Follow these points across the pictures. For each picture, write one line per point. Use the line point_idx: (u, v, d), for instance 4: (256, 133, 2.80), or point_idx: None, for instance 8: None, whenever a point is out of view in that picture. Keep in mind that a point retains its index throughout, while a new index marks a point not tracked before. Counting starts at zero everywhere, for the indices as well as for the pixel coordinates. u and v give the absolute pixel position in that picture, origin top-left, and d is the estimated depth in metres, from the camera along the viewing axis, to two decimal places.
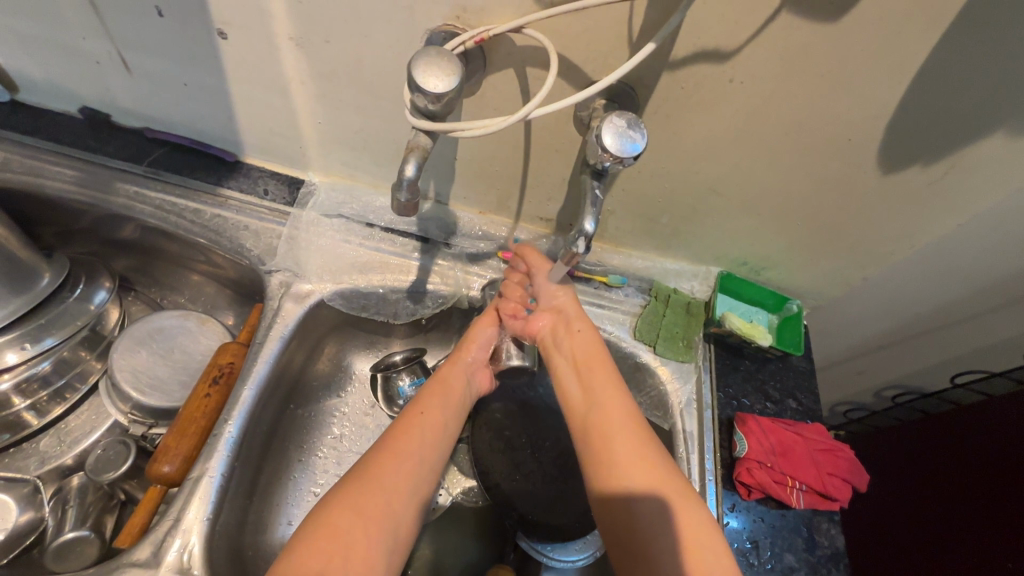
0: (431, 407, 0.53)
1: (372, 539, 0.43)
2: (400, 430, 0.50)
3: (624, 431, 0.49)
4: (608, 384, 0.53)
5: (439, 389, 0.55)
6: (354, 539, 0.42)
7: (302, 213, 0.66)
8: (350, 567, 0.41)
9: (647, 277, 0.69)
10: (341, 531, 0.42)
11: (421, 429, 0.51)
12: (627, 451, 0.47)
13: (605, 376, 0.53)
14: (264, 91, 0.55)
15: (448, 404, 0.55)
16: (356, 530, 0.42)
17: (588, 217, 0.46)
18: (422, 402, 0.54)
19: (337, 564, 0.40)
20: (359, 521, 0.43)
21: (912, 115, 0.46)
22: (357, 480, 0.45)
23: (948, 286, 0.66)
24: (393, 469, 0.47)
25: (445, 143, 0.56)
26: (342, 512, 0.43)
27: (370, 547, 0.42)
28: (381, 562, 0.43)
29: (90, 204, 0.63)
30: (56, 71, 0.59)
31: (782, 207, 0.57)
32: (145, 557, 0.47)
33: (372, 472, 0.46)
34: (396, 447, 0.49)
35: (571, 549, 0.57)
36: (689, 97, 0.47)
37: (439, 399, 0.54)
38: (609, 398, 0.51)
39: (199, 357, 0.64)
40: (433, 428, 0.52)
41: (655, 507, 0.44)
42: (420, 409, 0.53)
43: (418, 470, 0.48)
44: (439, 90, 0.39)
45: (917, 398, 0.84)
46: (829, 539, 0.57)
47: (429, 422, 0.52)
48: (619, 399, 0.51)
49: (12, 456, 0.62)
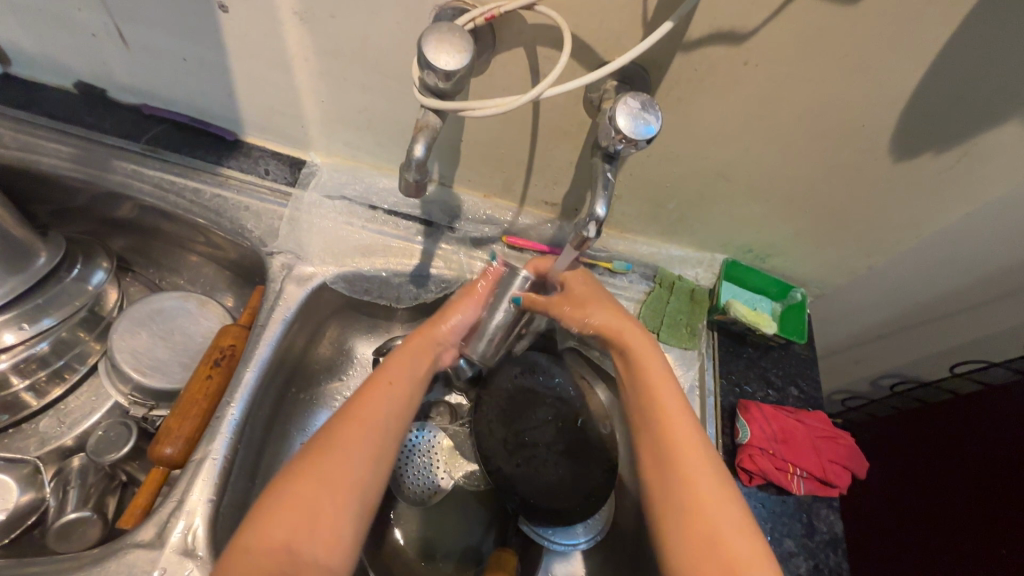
0: (399, 379, 0.51)
1: (339, 507, 0.42)
2: (365, 398, 0.48)
3: (686, 444, 0.47)
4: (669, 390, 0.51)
5: (406, 360, 0.52)
6: (321, 507, 0.41)
7: (303, 194, 0.65)
8: (315, 536, 0.40)
9: (652, 264, 0.69)
10: (306, 500, 0.41)
11: (386, 399, 0.49)
12: (691, 453, 0.47)
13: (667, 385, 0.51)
14: (266, 68, 0.54)
15: (415, 373, 0.52)
16: (321, 498, 0.42)
17: (599, 201, 0.45)
18: (388, 371, 0.51)
19: (303, 531, 0.40)
20: (324, 490, 0.42)
21: (926, 101, 0.46)
22: (320, 451, 0.44)
23: (952, 276, 0.66)
24: (360, 439, 0.45)
25: (453, 124, 0.55)
26: (306, 480, 0.42)
27: (337, 515, 0.42)
28: (349, 531, 0.42)
29: (87, 182, 0.61)
30: (50, 43, 0.57)
31: (792, 193, 0.57)
32: (149, 537, 0.47)
33: (333, 441, 0.45)
34: (361, 414, 0.47)
35: (573, 533, 0.61)
36: (701, 80, 0.46)
37: (408, 367, 0.52)
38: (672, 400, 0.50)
39: (199, 339, 0.63)
40: (399, 401, 0.49)
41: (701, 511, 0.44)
42: (387, 378, 0.51)
43: (386, 440, 0.47)
44: (450, 68, 0.38)
45: (915, 387, 0.85)
46: (827, 524, 0.58)
47: (396, 390, 0.50)
48: (659, 363, 0.53)
49: (12, 436, 0.61)
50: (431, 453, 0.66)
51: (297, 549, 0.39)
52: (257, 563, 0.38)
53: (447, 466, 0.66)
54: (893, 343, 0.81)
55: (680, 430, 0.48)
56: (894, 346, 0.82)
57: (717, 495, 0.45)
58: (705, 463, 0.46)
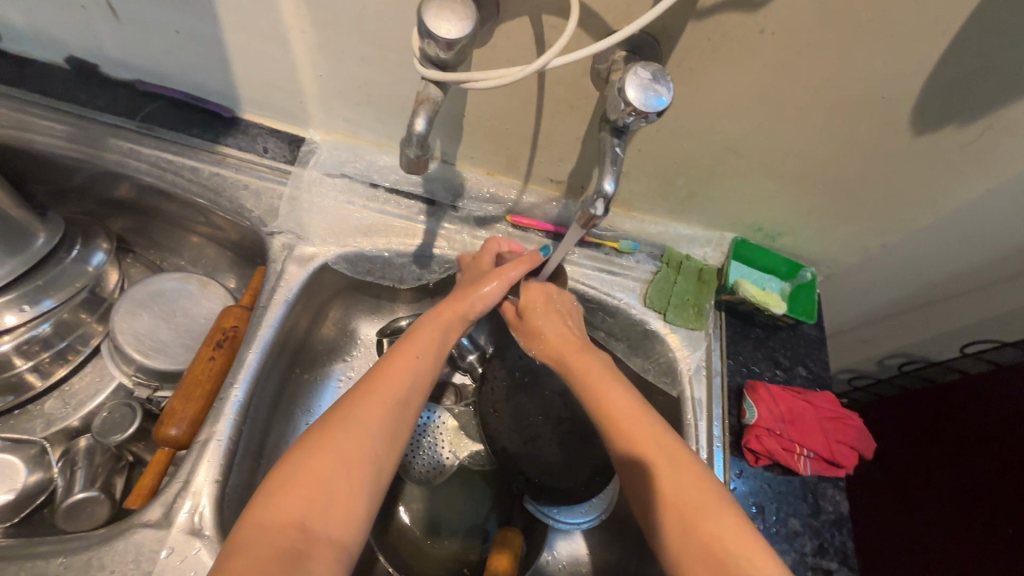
0: (425, 350, 0.49)
1: (357, 488, 0.40)
2: (385, 373, 0.46)
3: (652, 435, 0.45)
4: (615, 385, 0.48)
5: (433, 331, 0.50)
6: (337, 488, 0.39)
7: (303, 172, 0.63)
8: (331, 516, 0.39)
9: (659, 243, 0.67)
10: (324, 480, 0.39)
11: (411, 373, 0.46)
12: (656, 443, 0.45)
13: (615, 380, 0.49)
14: (262, 41, 0.52)
15: (443, 345, 0.50)
16: (339, 478, 0.40)
17: (607, 177, 0.43)
18: (411, 344, 0.49)
19: (319, 512, 0.38)
20: (343, 470, 0.40)
21: (951, 71, 0.44)
22: (341, 422, 0.42)
23: (968, 254, 0.64)
24: (381, 414, 0.43)
25: (455, 97, 0.53)
26: (324, 460, 0.40)
27: (352, 495, 0.40)
28: (366, 510, 0.40)
29: (83, 161, 0.60)
30: (39, 16, 0.55)
31: (805, 170, 0.55)
32: (156, 518, 0.47)
33: (353, 412, 0.43)
34: (381, 390, 0.44)
35: (578, 512, 0.61)
36: (715, 50, 0.44)
37: (434, 339, 0.50)
38: (619, 393, 0.48)
39: (202, 320, 0.63)
40: (424, 377, 0.47)
41: (690, 500, 0.42)
42: (414, 351, 0.48)
43: (406, 418, 0.45)
44: (452, 37, 0.36)
45: (924, 366, 0.84)
46: (833, 504, 0.58)
47: (422, 363, 0.48)
48: (596, 362, 0.51)
49: (19, 417, 0.61)
50: (436, 433, 0.67)
51: (313, 526, 0.38)
52: (272, 537, 0.37)
53: (453, 447, 0.67)
54: (904, 324, 0.80)
55: (640, 421, 0.46)
56: (904, 326, 0.80)
57: (694, 479, 0.43)
58: (678, 454, 0.44)
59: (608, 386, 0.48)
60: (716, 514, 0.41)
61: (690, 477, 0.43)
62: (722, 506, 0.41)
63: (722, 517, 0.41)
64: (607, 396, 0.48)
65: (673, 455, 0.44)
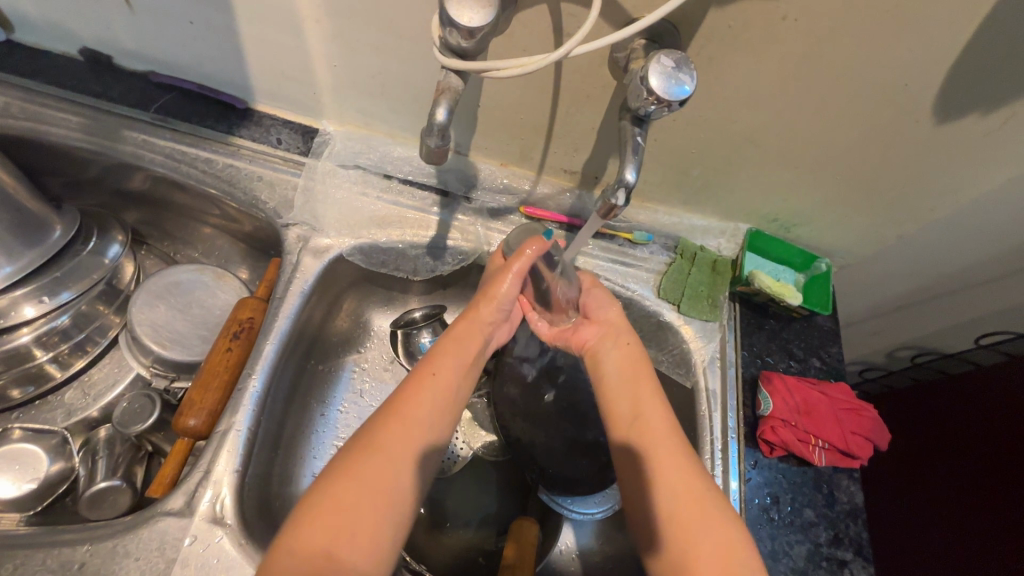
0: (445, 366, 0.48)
1: (381, 514, 0.41)
2: (405, 397, 0.46)
3: (672, 461, 0.46)
4: (654, 400, 0.50)
5: (453, 346, 0.49)
6: (358, 515, 0.40)
7: (317, 163, 0.63)
8: (356, 541, 0.39)
9: (673, 234, 0.67)
10: (346, 508, 0.40)
11: (430, 393, 0.46)
12: (673, 473, 0.46)
13: (651, 389, 0.50)
14: (276, 30, 0.52)
15: (463, 360, 0.49)
16: (362, 505, 0.40)
17: (629, 166, 0.43)
18: (432, 361, 0.48)
19: (343, 538, 0.39)
20: (366, 496, 0.40)
21: (974, 59, 0.43)
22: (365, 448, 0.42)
23: (986, 244, 0.63)
24: (403, 441, 0.43)
25: (473, 88, 0.53)
26: (346, 487, 0.41)
27: (377, 520, 0.40)
28: (390, 535, 0.41)
29: (97, 153, 0.60)
30: (54, 8, 0.55)
31: (824, 159, 0.55)
32: (179, 506, 0.48)
33: (376, 439, 0.43)
34: (404, 414, 0.45)
35: (592, 502, 0.63)
36: (736, 38, 0.44)
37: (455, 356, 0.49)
38: (653, 406, 0.49)
39: (218, 312, 0.63)
40: (444, 396, 0.47)
41: (691, 533, 0.44)
42: (432, 369, 0.48)
43: (430, 438, 0.45)
44: (474, 24, 0.36)
45: (936, 357, 0.86)
46: (848, 495, 0.58)
47: (439, 382, 0.47)
48: (632, 367, 0.52)
49: (40, 408, 0.62)
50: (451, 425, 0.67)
51: (337, 551, 0.38)
52: (299, 565, 0.37)
53: (467, 437, 0.68)
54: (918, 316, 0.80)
55: (664, 446, 0.47)
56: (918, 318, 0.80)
57: (698, 512, 0.44)
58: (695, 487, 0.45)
59: (646, 403, 0.49)
60: (716, 552, 0.43)
61: (700, 514, 0.44)
62: (724, 541, 0.43)
63: (720, 550, 0.43)
64: (644, 410, 0.49)
65: (690, 486, 0.45)
